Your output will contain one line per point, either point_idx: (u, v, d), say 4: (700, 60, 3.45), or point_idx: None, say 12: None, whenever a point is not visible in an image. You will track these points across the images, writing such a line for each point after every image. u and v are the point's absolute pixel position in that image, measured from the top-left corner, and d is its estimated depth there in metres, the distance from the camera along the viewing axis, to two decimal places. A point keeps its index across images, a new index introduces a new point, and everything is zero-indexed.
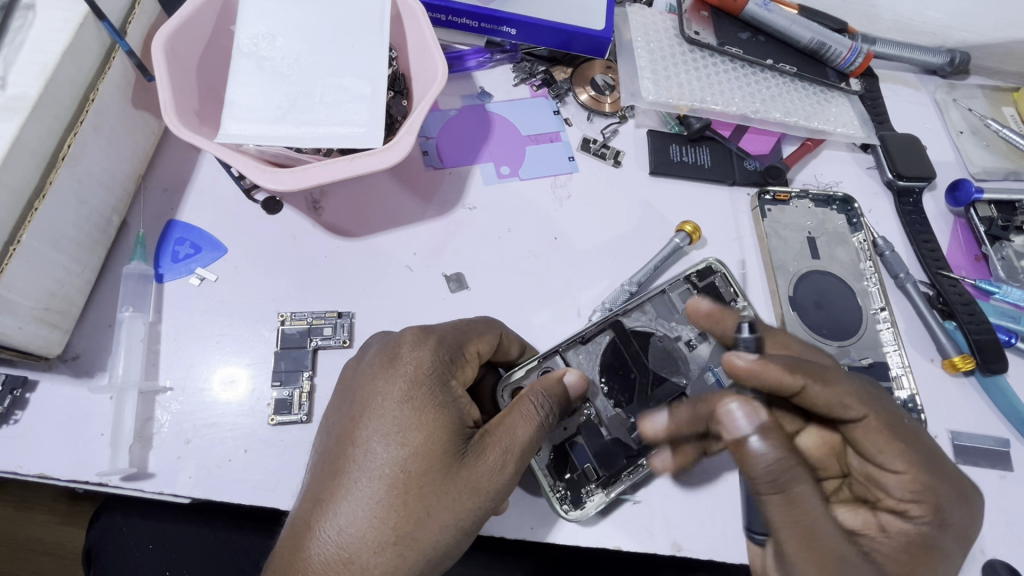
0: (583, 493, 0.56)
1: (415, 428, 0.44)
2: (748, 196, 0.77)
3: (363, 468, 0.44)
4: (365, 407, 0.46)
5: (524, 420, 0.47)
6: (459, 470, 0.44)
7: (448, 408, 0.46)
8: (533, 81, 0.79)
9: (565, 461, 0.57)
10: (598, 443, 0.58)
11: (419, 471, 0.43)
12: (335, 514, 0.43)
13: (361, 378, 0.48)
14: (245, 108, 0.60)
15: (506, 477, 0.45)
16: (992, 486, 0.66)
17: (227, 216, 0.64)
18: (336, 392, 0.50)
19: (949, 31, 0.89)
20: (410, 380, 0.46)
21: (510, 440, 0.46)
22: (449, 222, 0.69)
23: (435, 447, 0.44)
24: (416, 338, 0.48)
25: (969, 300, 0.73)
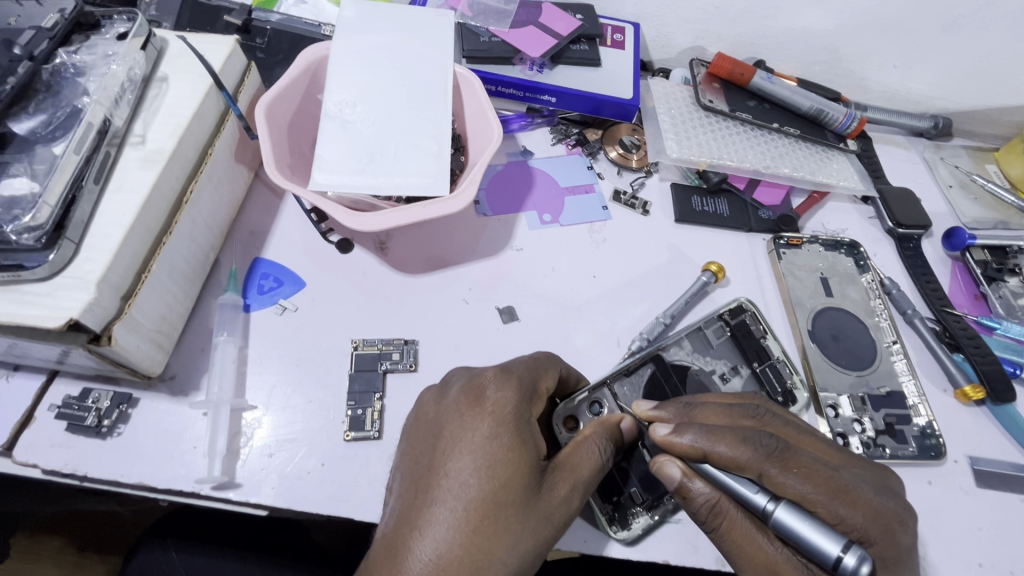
0: (628, 514, 0.61)
1: (503, 463, 0.49)
2: (765, 240, 0.85)
3: (453, 499, 0.48)
4: (453, 444, 0.50)
5: (588, 457, 0.53)
6: (537, 500, 0.49)
7: (529, 445, 0.51)
8: (569, 141, 0.89)
9: (612, 485, 0.62)
10: (644, 469, 0.63)
11: (506, 499, 0.48)
12: (426, 544, 0.47)
13: (447, 413, 0.53)
14: (331, 162, 0.69)
15: (573, 506, 0.51)
16: (1013, 508, 0.70)
17: (305, 256, 0.72)
18: (415, 423, 0.55)
19: (931, 100, 1.01)
20: (495, 418, 0.51)
21: (576, 474, 0.52)
22: (498, 261, 0.77)
23: (519, 479, 0.49)
24: (499, 379, 0.53)
25: (973, 334, 0.80)
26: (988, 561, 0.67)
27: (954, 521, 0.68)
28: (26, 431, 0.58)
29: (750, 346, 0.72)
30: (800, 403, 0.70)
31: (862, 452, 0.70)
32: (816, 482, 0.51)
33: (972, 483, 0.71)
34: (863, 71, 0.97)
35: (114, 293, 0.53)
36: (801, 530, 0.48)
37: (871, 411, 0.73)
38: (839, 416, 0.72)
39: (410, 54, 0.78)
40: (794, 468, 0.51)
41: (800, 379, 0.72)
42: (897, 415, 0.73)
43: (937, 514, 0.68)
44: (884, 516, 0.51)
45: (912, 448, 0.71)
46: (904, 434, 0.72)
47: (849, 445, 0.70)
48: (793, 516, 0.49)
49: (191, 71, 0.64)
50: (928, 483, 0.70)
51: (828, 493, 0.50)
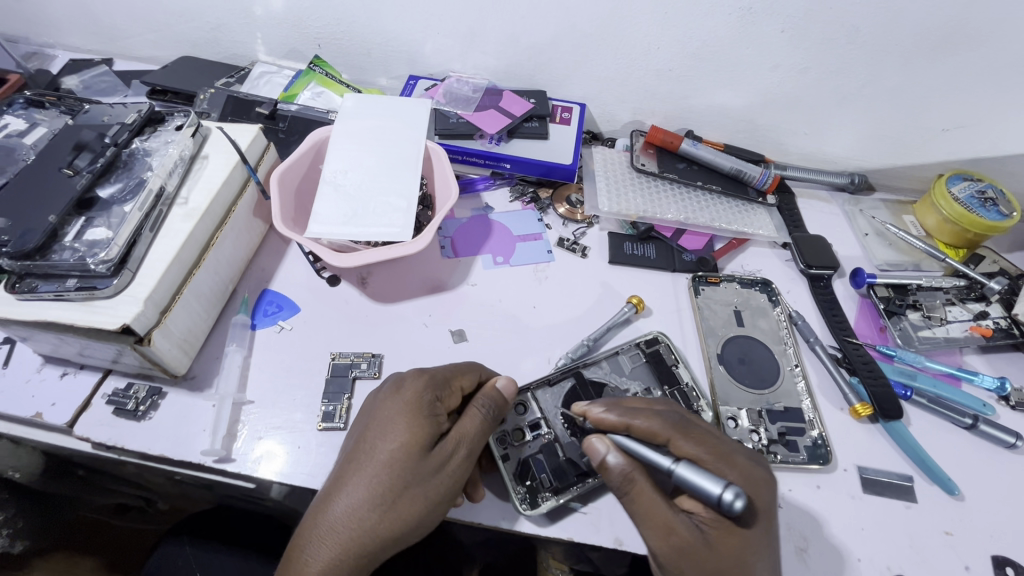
0: (538, 496, 0.74)
1: (406, 432, 0.66)
2: (687, 279, 1.00)
3: (370, 464, 0.64)
4: (377, 424, 0.67)
5: (471, 419, 0.68)
6: (428, 458, 0.65)
7: (429, 422, 0.67)
8: (524, 198, 1.09)
9: (527, 471, 0.76)
10: (554, 461, 0.77)
11: (405, 459, 0.64)
12: (347, 492, 0.64)
13: (378, 400, 0.70)
14: (324, 216, 0.90)
15: (460, 460, 0.66)
16: (896, 513, 0.79)
17: (303, 289, 0.92)
18: (361, 410, 0.73)
19: (847, 161, 1.16)
20: (407, 401, 0.68)
21: (461, 433, 0.67)
22: (456, 294, 0.95)
23: (417, 445, 0.65)
24: (416, 374, 0.71)
25: (869, 360, 0.91)
26: (868, 558, 0.75)
27: (838, 521, 0.77)
28: (84, 413, 0.77)
29: (661, 371, 0.86)
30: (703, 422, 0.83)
31: None
32: (706, 447, 0.67)
33: (858, 489, 0.80)
34: (779, 137, 1.14)
35: (156, 307, 0.73)
36: (695, 480, 0.60)
37: (767, 423, 0.84)
38: (738, 426, 0.84)
39: (393, 134, 1.01)
40: (693, 436, 0.68)
41: (705, 402, 0.85)
42: (791, 427, 0.85)
43: (823, 514, 0.78)
44: (754, 479, 0.66)
45: (802, 456, 0.82)
46: (797, 443, 0.83)
47: None
48: (691, 471, 0.61)
49: (225, 151, 0.87)
50: (817, 487, 0.80)
51: (715, 455, 0.66)
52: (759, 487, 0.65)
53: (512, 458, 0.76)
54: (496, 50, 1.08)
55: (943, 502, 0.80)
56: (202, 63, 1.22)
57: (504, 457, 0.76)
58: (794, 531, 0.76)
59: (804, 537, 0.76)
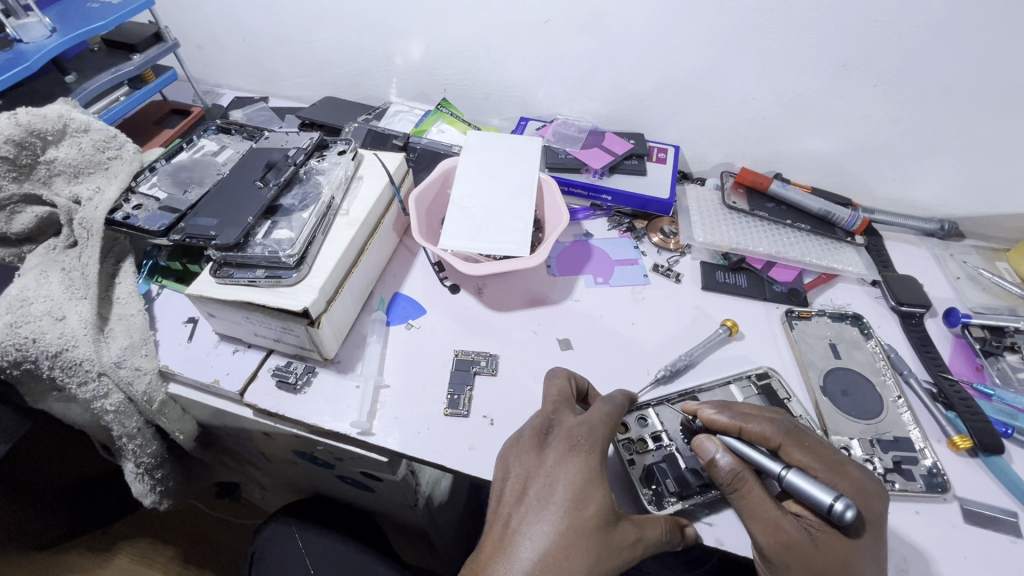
0: (664, 499, 0.79)
1: (584, 496, 0.70)
2: (781, 312, 1.05)
3: (554, 508, 0.69)
4: (554, 477, 0.72)
5: (654, 528, 0.72)
6: (610, 531, 0.69)
7: (607, 490, 0.71)
8: (621, 228, 1.19)
9: (653, 477, 0.81)
10: (678, 471, 0.82)
11: (588, 526, 0.68)
12: (528, 546, 0.67)
13: (521, 448, 0.76)
14: (454, 231, 1.04)
15: (638, 549, 0.70)
16: (1002, 546, 0.79)
17: (428, 295, 1.05)
18: (509, 440, 0.79)
19: (936, 207, 1.21)
20: (580, 463, 0.72)
21: (641, 527, 0.71)
22: (561, 307, 1.05)
23: (597, 513, 0.69)
24: (574, 433, 0.74)
25: (966, 397, 0.93)
26: None
27: (940, 547, 0.79)
28: (252, 384, 0.91)
29: (775, 401, 0.92)
30: None
31: None
32: (816, 456, 0.73)
33: (960, 519, 0.81)
34: (866, 183, 1.21)
35: (325, 297, 0.87)
36: (806, 487, 0.67)
37: (880, 452, 0.87)
38: (851, 456, 0.86)
39: (510, 165, 1.15)
40: (805, 445, 0.74)
41: (819, 431, 0.89)
42: (905, 457, 0.87)
43: (924, 540, 0.79)
44: (864, 490, 0.71)
45: (919, 484, 0.84)
46: (913, 472, 0.85)
47: None
48: (800, 478, 0.68)
49: (377, 173, 1.03)
50: (918, 513, 0.82)
51: (825, 465, 0.73)
52: (870, 498, 0.71)
53: (638, 464, 0.83)
54: (603, 97, 1.23)
55: None
56: (344, 103, 1.43)
57: (631, 463, 0.82)
58: (894, 552, 0.78)
59: (905, 559, 0.78)
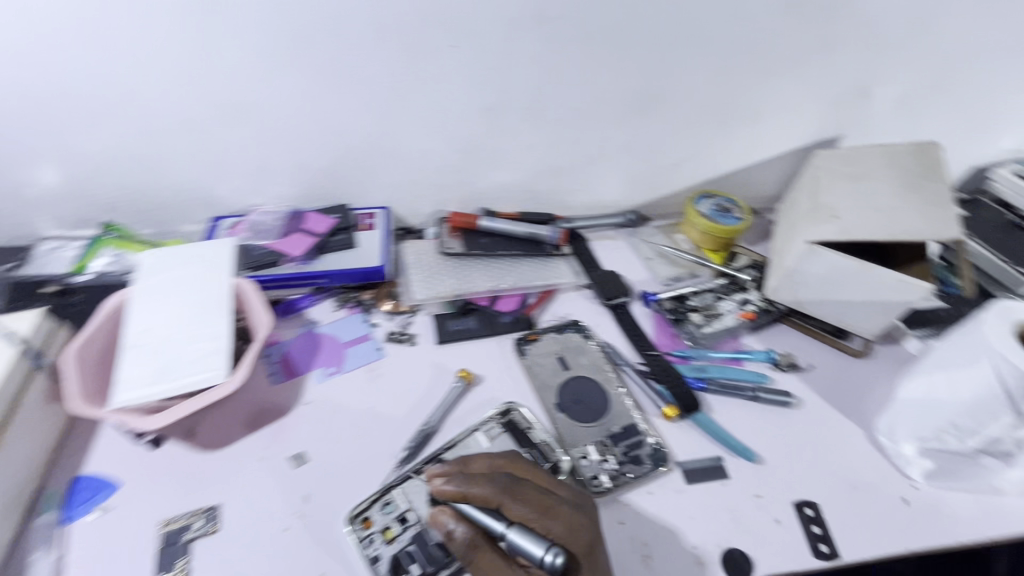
0: None
1: None
2: (512, 341, 1.11)
3: None
4: None
5: None
6: None
7: None
8: (349, 305, 1.15)
9: (399, 566, 0.78)
10: (426, 549, 0.80)
11: None
12: None
13: None
14: (131, 380, 0.88)
15: None
16: (715, 493, 0.91)
17: (122, 462, 0.88)
18: None
19: (620, 202, 1.38)
20: None
21: None
22: (292, 417, 0.96)
23: None
24: None
25: (668, 368, 1.06)
26: (701, 541, 0.85)
27: (671, 517, 0.87)
28: None
29: (519, 434, 0.95)
30: (562, 470, 0.90)
31: (611, 483, 0.90)
32: (533, 504, 0.75)
33: (683, 483, 0.92)
34: (559, 198, 1.33)
35: None
36: (521, 544, 0.70)
37: (613, 448, 0.94)
38: (590, 462, 0.92)
39: (195, 279, 1.02)
40: (520, 496, 0.75)
41: (560, 451, 0.93)
42: (633, 443, 0.95)
43: (658, 516, 0.88)
44: (578, 522, 0.75)
45: (647, 465, 0.93)
46: (641, 455, 0.94)
47: (600, 481, 0.90)
48: (515, 536, 0.71)
49: (2, 347, 0.83)
50: (653, 492, 0.90)
51: (541, 510, 0.74)
52: (583, 529, 0.74)
53: (384, 558, 0.79)
54: (290, 179, 1.17)
55: (748, 470, 0.94)
56: None
57: (375, 560, 0.79)
58: (637, 540, 0.85)
59: (648, 543, 0.85)
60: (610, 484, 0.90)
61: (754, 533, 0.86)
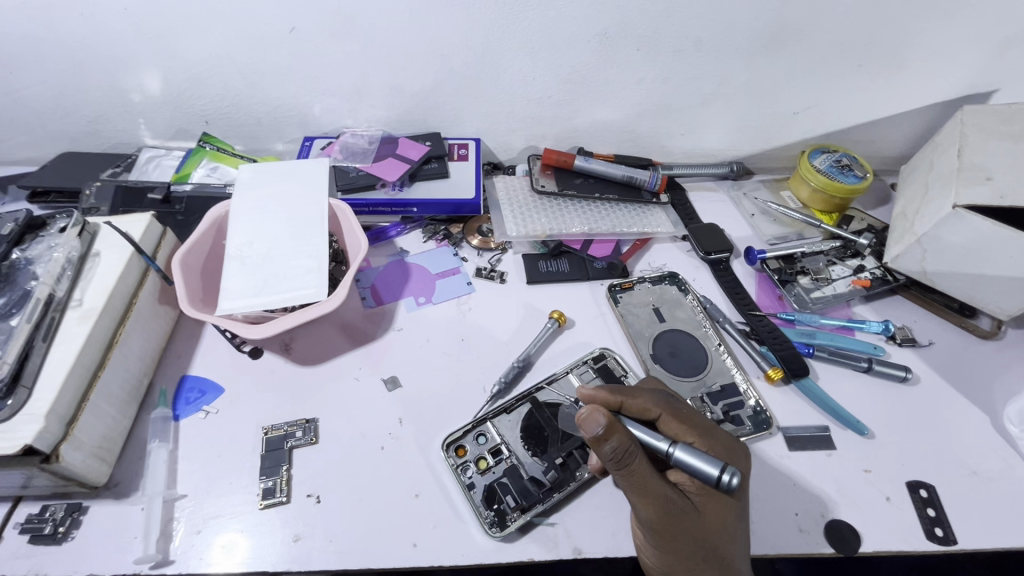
0: (507, 517, 0.76)
1: None
2: (605, 287, 1.06)
3: None
4: None
5: None
6: None
7: None
8: (437, 237, 1.12)
9: (494, 495, 0.78)
10: (520, 483, 0.78)
11: None
12: None
13: None
14: (233, 291, 0.89)
15: None
16: (821, 462, 0.85)
17: (223, 368, 0.90)
18: None
19: (724, 152, 1.28)
20: None
21: None
22: (384, 342, 0.95)
23: None
24: None
25: (774, 329, 0.99)
26: (804, 509, 0.81)
27: (774, 481, 0.83)
28: None
29: (613, 382, 0.91)
30: None
31: None
32: (692, 423, 0.73)
33: (786, 449, 0.86)
34: (660, 142, 1.24)
35: (60, 420, 0.69)
36: (690, 460, 0.63)
37: (710, 405, 0.90)
38: None
39: (293, 197, 1.01)
40: (681, 413, 0.74)
41: None
42: (733, 403, 0.90)
43: (760, 479, 0.83)
44: (731, 449, 0.73)
45: (747, 427, 0.88)
46: (741, 416, 0.89)
47: None
48: (685, 453, 0.64)
49: (117, 244, 0.85)
50: (755, 454, 0.86)
51: (700, 431, 0.72)
52: (736, 456, 0.72)
53: (478, 486, 0.78)
54: (385, 101, 1.13)
55: (857, 443, 0.88)
56: (85, 159, 1.17)
57: (469, 487, 0.78)
58: None
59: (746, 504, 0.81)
60: None
61: (862, 508, 0.81)
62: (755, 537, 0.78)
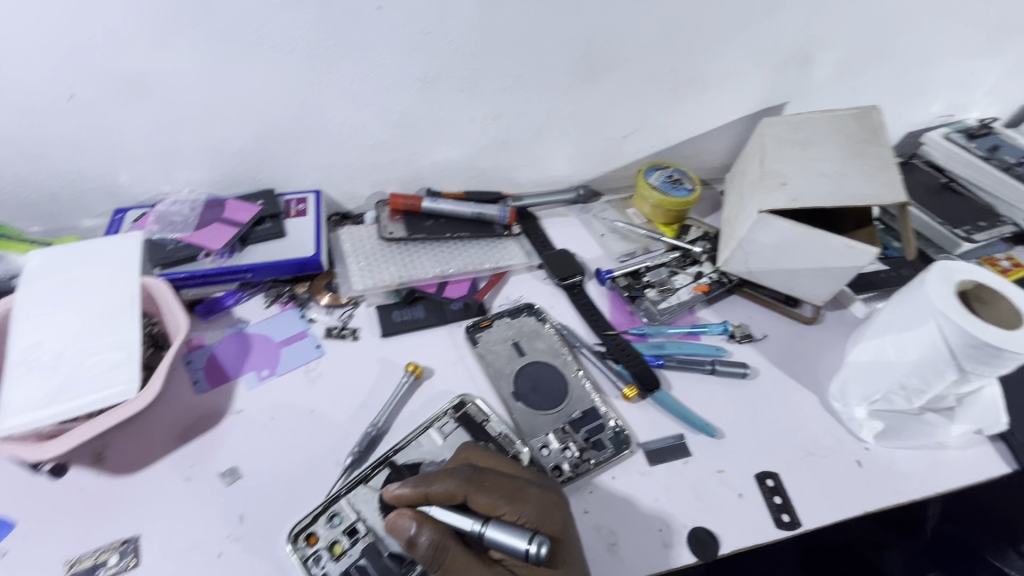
0: None
1: None
2: (463, 329, 1.04)
3: None
4: None
5: None
6: None
7: None
8: (281, 300, 1.05)
9: None
10: (381, 563, 0.74)
11: None
12: None
13: None
14: (18, 404, 0.76)
15: None
16: (679, 471, 0.89)
17: (16, 499, 0.77)
18: None
19: (570, 177, 1.33)
20: None
21: None
22: (221, 429, 0.86)
23: None
24: None
25: (627, 347, 1.03)
26: (666, 522, 0.83)
27: (636, 500, 0.85)
28: None
29: (475, 428, 0.89)
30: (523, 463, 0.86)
31: (573, 472, 0.86)
32: (499, 492, 0.68)
33: (646, 464, 0.89)
34: (507, 174, 1.26)
35: None
36: (500, 540, 0.64)
37: (573, 435, 0.90)
38: (551, 452, 0.88)
39: (95, 282, 0.90)
40: (487, 484, 0.68)
41: (521, 444, 0.88)
42: (594, 428, 0.92)
43: (623, 501, 0.85)
44: (546, 505, 0.68)
45: (609, 449, 0.89)
46: (603, 440, 0.90)
47: (562, 472, 0.86)
48: (494, 532, 0.65)
49: None
50: (618, 476, 0.87)
51: (509, 498, 0.68)
52: (552, 511, 0.68)
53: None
54: (202, 162, 1.04)
55: (709, 445, 0.93)
56: None
57: None
58: (602, 529, 0.81)
59: (612, 530, 0.82)
60: (572, 473, 0.86)
61: (718, 510, 0.85)
62: (621, 564, 0.78)
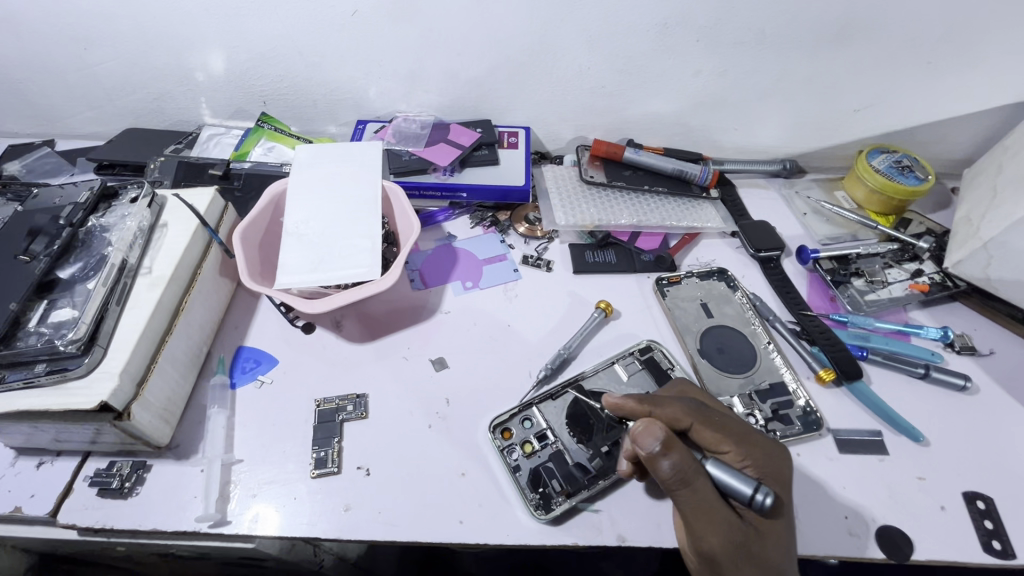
0: (552, 501, 0.76)
1: None
2: (652, 281, 1.05)
3: None
4: None
5: None
6: None
7: None
8: (485, 223, 1.14)
9: (538, 479, 0.78)
10: (566, 469, 0.79)
11: None
12: None
13: None
14: (290, 266, 0.91)
15: None
16: (873, 467, 0.83)
17: (277, 342, 0.93)
18: None
19: (777, 148, 1.25)
20: None
21: None
22: (431, 323, 0.97)
23: None
24: None
25: (826, 331, 0.97)
26: (855, 512, 0.79)
27: (824, 483, 0.81)
28: (66, 500, 0.76)
29: (659, 374, 0.91)
30: None
31: None
32: (726, 432, 0.73)
33: (836, 451, 0.85)
34: (712, 136, 1.23)
35: (132, 380, 0.73)
36: (726, 478, 0.66)
37: (760, 404, 0.88)
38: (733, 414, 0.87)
39: (347, 178, 1.03)
40: (716, 421, 0.73)
41: None
42: (781, 402, 0.89)
43: (809, 480, 0.82)
44: (770, 456, 0.72)
45: (797, 426, 0.86)
46: (790, 416, 0.87)
47: None
48: (716, 468, 0.67)
49: (183, 215, 0.88)
50: (804, 454, 0.84)
51: (737, 440, 0.72)
52: (776, 464, 0.72)
53: (524, 469, 0.79)
54: (438, 86, 1.14)
55: (911, 449, 0.86)
56: (150, 134, 1.21)
57: (515, 469, 0.79)
58: None
59: (796, 504, 0.79)
60: None
61: (915, 516, 0.79)
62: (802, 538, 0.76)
